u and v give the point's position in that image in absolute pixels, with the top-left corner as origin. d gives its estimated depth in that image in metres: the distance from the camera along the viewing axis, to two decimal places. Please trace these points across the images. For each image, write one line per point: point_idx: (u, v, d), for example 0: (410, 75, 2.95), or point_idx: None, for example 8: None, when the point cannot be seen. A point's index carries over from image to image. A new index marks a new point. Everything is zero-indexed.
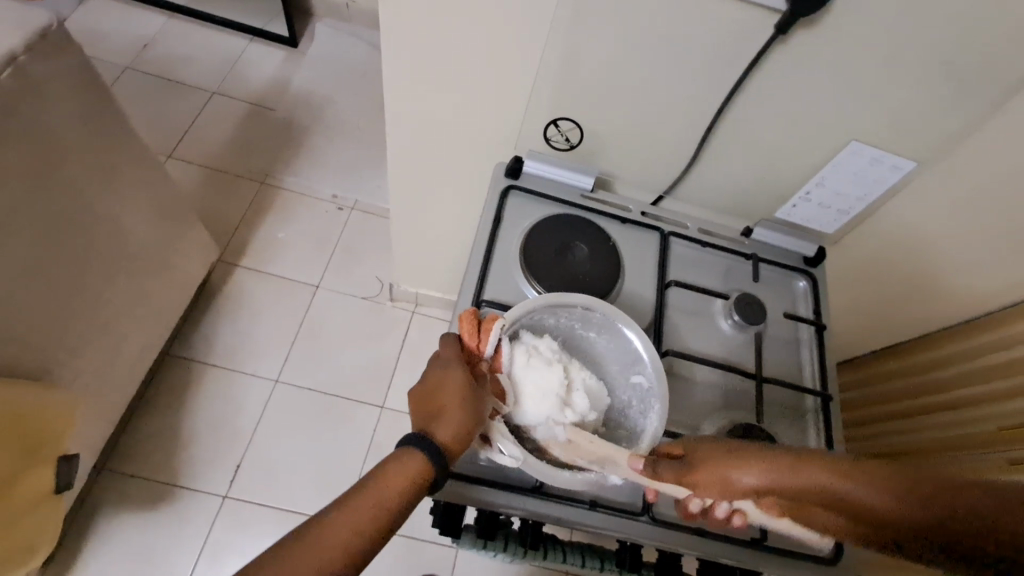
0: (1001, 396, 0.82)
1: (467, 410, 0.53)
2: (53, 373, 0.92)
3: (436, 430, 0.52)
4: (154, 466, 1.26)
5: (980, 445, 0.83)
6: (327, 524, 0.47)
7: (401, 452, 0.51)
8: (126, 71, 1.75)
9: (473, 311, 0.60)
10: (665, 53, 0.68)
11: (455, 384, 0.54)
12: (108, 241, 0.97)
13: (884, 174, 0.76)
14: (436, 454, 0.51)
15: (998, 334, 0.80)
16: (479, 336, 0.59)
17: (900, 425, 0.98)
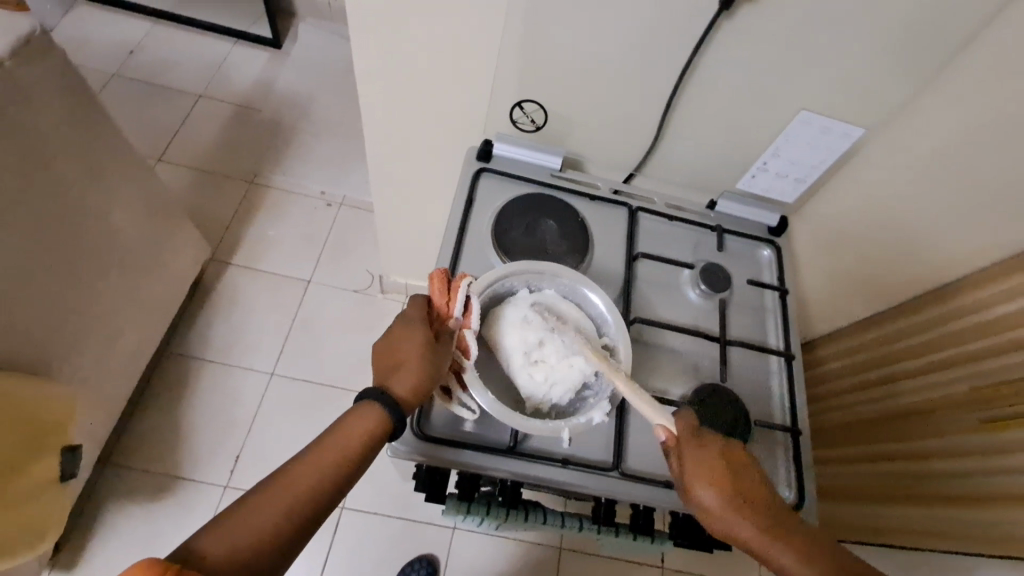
0: (973, 358, 0.85)
1: (424, 368, 0.58)
2: (52, 368, 0.96)
3: (394, 382, 0.57)
4: (155, 459, 1.30)
5: (959, 408, 0.87)
6: (288, 474, 0.52)
7: (359, 406, 0.56)
8: (113, 78, 1.78)
9: (444, 271, 0.63)
10: (618, 34, 0.71)
11: (417, 343, 0.59)
12: (98, 238, 1.00)
13: (835, 142, 0.79)
14: (392, 406, 0.56)
15: (962, 299, 0.83)
16: (447, 295, 0.63)
17: (875, 391, 1.01)
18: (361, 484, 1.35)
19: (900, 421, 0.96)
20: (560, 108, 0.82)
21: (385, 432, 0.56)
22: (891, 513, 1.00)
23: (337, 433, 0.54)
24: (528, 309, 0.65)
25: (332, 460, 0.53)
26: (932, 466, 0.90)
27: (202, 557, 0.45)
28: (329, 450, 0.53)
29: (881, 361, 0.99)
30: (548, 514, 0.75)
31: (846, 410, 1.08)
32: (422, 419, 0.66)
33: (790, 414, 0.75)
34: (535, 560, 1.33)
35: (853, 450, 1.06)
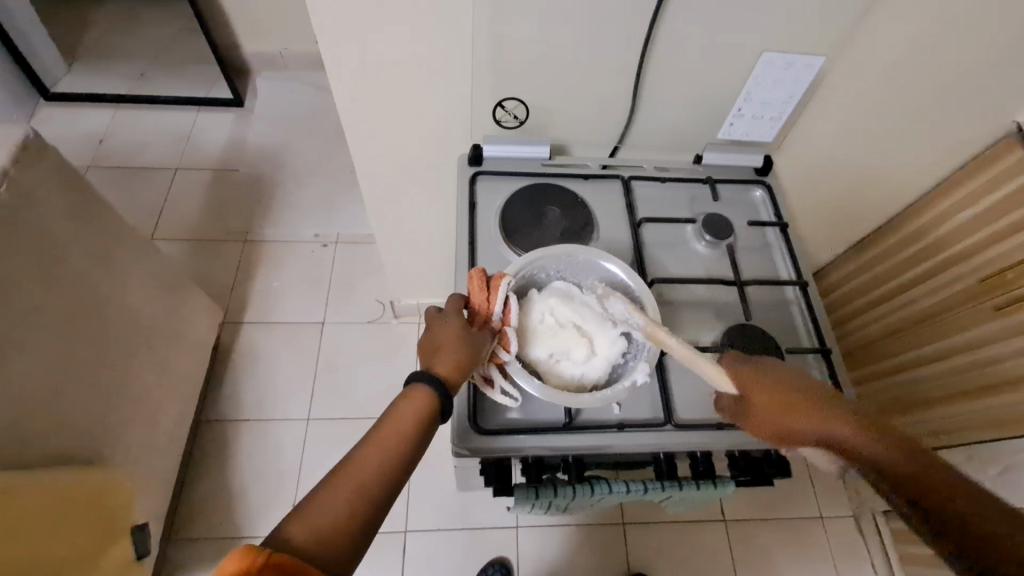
0: (975, 250, 0.88)
1: (464, 353, 0.60)
2: (106, 454, 0.98)
3: (438, 365, 0.59)
4: (216, 525, 1.32)
5: (970, 299, 0.91)
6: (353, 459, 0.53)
7: (408, 389, 0.58)
8: (89, 169, 1.80)
9: (486, 269, 0.66)
10: (579, 20, 0.75)
11: (459, 329, 0.61)
12: (121, 321, 1.02)
13: (800, 74, 0.83)
14: (437, 387, 0.58)
15: (949, 198, 0.88)
16: (488, 293, 0.64)
17: (889, 306, 1.06)
18: (418, 505, 1.37)
19: (920, 327, 1.01)
20: (538, 100, 0.85)
21: (438, 406, 0.58)
22: (929, 415, 1.04)
23: (394, 413, 0.57)
24: (550, 295, 0.68)
25: (394, 437, 0.55)
26: (962, 360, 0.94)
27: (291, 542, 0.47)
28: (388, 431, 0.55)
29: (889, 275, 1.03)
30: (612, 483, 0.74)
31: (868, 329, 1.12)
32: (478, 417, 0.69)
33: (816, 336, 0.78)
34: (603, 540, 1.36)
35: (881, 364, 1.11)
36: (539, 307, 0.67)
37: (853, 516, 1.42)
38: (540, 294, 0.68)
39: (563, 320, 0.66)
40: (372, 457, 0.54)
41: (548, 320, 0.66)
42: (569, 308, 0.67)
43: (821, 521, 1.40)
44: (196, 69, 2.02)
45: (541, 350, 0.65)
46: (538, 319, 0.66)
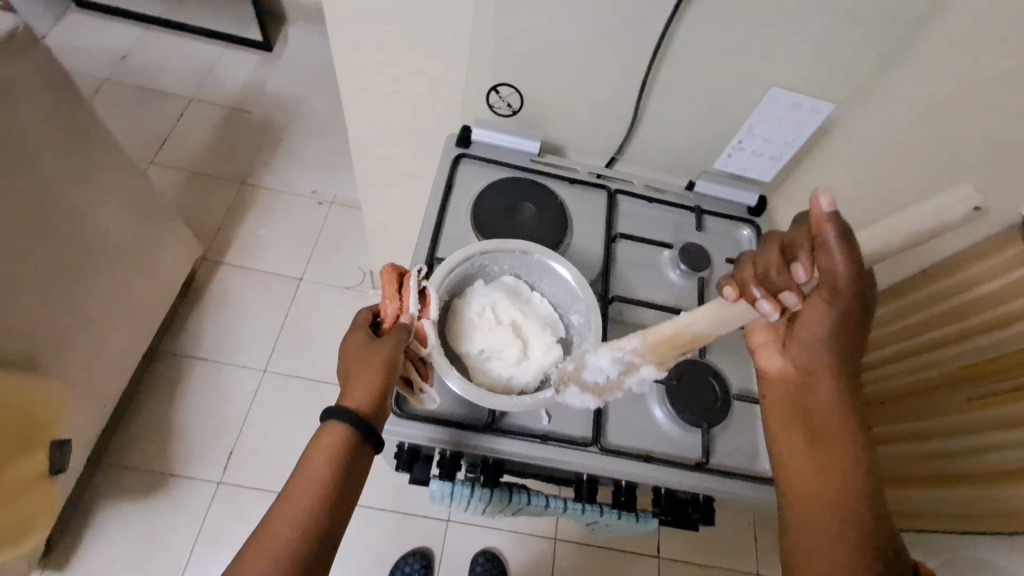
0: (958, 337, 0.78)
1: (376, 371, 0.56)
2: (44, 364, 0.97)
3: (351, 396, 0.56)
4: (148, 458, 1.31)
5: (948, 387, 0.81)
6: (295, 480, 0.54)
7: (326, 424, 0.55)
8: (104, 83, 1.79)
9: (395, 267, 0.61)
10: (587, 17, 0.72)
11: (369, 347, 0.58)
12: (85, 236, 1.01)
13: (804, 119, 0.79)
14: (350, 420, 0.55)
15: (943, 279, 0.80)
16: (400, 294, 0.60)
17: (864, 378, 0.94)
18: None
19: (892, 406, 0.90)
20: (537, 93, 0.83)
21: (354, 445, 0.55)
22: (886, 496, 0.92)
23: (300, 473, 0.54)
24: (495, 291, 0.66)
25: (303, 502, 0.53)
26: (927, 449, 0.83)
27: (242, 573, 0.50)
28: (295, 496, 0.53)
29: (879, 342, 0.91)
30: (532, 495, 0.73)
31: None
32: (402, 400, 0.67)
33: None
34: (530, 551, 1.34)
35: None
36: (481, 303, 0.65)
37: None
38: (486, 288, 0.66)
39: (503, 319, 0.64)
40: (281, 529, 0.51)
41: (487, 316, 0.64)
42: (512, 306, 0.65)
43: None
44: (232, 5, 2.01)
45: (474, 345, 0.63)
46: (478, 314, 0.64)
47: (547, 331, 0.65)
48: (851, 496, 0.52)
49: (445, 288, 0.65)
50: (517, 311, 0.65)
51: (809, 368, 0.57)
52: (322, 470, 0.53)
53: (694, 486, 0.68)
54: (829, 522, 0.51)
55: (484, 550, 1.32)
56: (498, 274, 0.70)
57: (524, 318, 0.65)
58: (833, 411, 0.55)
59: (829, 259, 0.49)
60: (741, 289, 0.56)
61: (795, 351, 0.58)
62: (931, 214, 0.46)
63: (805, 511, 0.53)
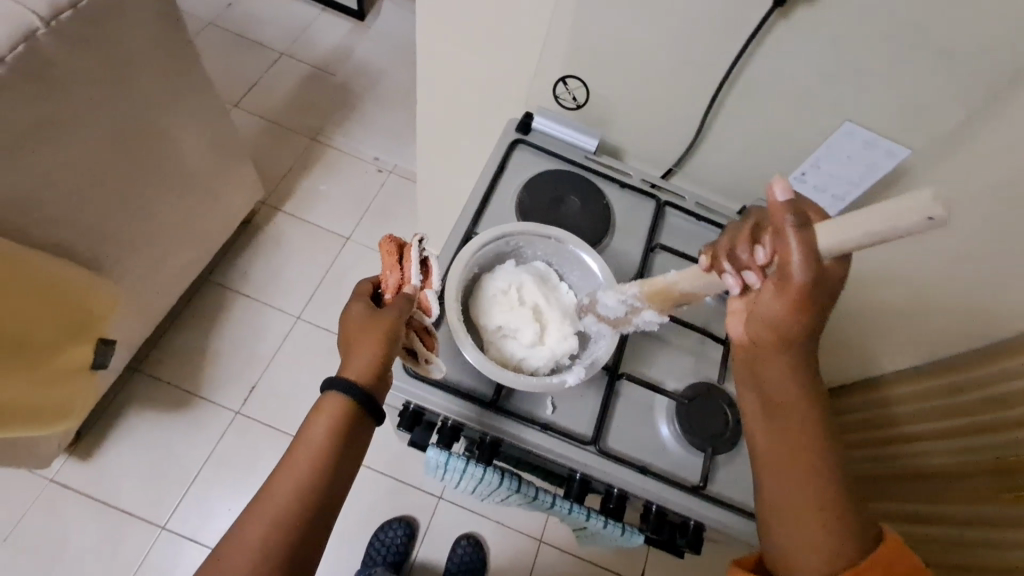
0: (1002, 425, 0.77)
1: (375, 341, 0.57)
2: (107, 267, 1.06)
3: (351, 366, 0.58)
4: (180, 375, 1.40)
5: (983, 474, 0.79)
6: (299, 446, 0.56)
7: (325, 396, 0.57)
8: (209, 26, 1.92)
9: (394, 237, 0.61)
10: (667, 21, 0.72)
11: (367, 320, 0.59)
12: (164, 158, 1.09)
13: (877, 159, 0.76)
14: (349, 390, 0.56)
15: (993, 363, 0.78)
16: (400, 266, 0.60)
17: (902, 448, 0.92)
18: None
19: (929, 482, 0.87)
20: (603, 90, 0.83)
21: (353, 415, 0.57)
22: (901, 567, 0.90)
23: (299, 444, 0.56)
24: (524, 273, 0.67)
25: (299, 472, 0.55)
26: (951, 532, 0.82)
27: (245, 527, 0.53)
28: (293, 466, 0.55)
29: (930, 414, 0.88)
30: (523, 483, 0.72)
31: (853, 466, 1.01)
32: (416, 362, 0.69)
33: None
34: (513, 547, 1.34)
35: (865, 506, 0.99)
36: (505, 282, 0.66)
37: None
38: (516, 268, 0.68)
39: (525, 301, 0.66)
40: (278, 496, 0.54)
41: (510, 295, 0.65)
42: (536, 290, 0.66)
43: None
44: None
45: (491, 320, 0.64)
46: (502, 291, 0.66)
47: (566, 321, 0.66)
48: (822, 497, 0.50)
49: (478, 260, 0.67)
50: (539, 296, 0.66)
51: (767, 356, 0.55)
52: (320, 441, 0.55)
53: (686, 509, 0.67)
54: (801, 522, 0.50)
55: (468, 534, 1.33)
56: (530, 257, 0.71)
57: (546, 304, 0.66)
58: (793, 403, 0.53)
59: (785, 247, 0.48)
60: (714, 260, 0.59)
61: (753, 330, 0.56)
62: (888, 216, 0.41)
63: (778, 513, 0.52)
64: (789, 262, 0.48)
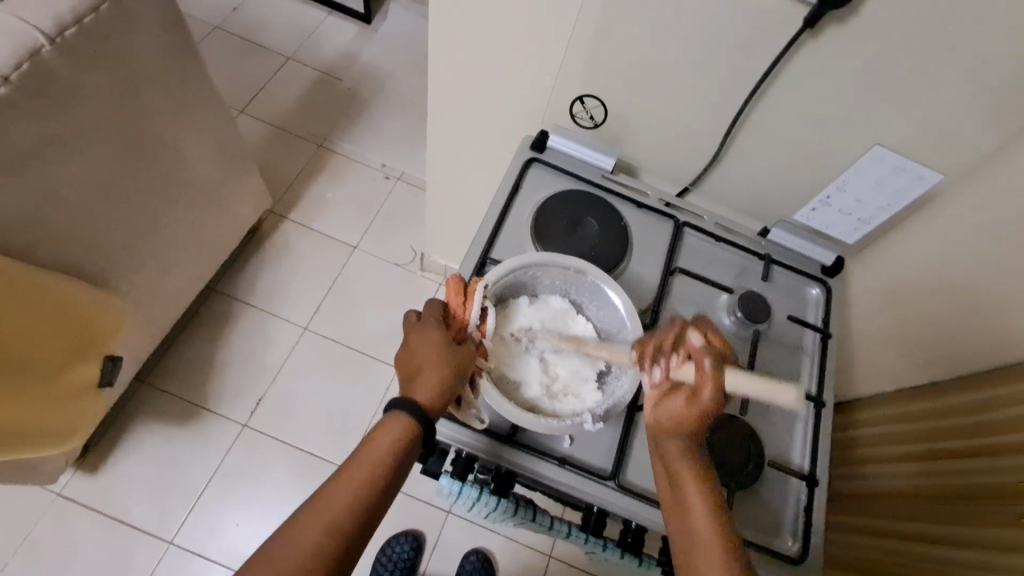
0: (988, 450, 0.75)
1: (448, 370, 0.57)
2: (113, 283, 1.04)
3: (419, 391, 0.57)
4: (187, 387, 1.38)
5: (974, 496, 0.75)
6: (369, 444, 0.55)
7: (389, 414, 0.56)
8: (215, 30, 1.90)
9: (461, 274, 0.62)
10: (690, 40, 0.69)
11: (439, 346, 0.58)
12: (170, 170, 1.07)
13: (907, 184, 0.73)
14: (417, 414, 0.56)
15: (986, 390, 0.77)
16: (464, 304, 0.61)
17: (895, 468, 0.88)
18: None
19: (912, 501, 0.84)
20: (622, 109, 0.81)
21: (415, 442, 0.56)
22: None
23: (361, 454, 0.55)
24: (540, 313, 0.67)
25: (375, 468, 0.54)
26: (924, 549, 0.79)
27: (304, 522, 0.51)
28: (354, 473, 0.54)
29: (925, 437, 0.85)
30: (538, 513, 0.75)
31: (847, 483, 0.97)
32: None
33: (807, 460, 0.71)
34: (522, 563, 1.33)
35: (840, 518, 0.96)
36: (523, 324, 0.66)
37: None
38: (531, 306, 0.67)
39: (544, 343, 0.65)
40: (349, 486, 0.53)
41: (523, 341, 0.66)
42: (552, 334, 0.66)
43: None
44: None
45: (506, 364, 0.64)
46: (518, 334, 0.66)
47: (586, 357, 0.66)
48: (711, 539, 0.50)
49: (495, 294, 0.66)
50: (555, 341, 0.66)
51: (664, 436, 0.56)
52: (391, 448, 0.55)
53: None
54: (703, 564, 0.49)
55: (477, 550, 1.32)
56: (543, 289, 0.69)
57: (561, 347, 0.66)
58: (683, 461, 0.55)
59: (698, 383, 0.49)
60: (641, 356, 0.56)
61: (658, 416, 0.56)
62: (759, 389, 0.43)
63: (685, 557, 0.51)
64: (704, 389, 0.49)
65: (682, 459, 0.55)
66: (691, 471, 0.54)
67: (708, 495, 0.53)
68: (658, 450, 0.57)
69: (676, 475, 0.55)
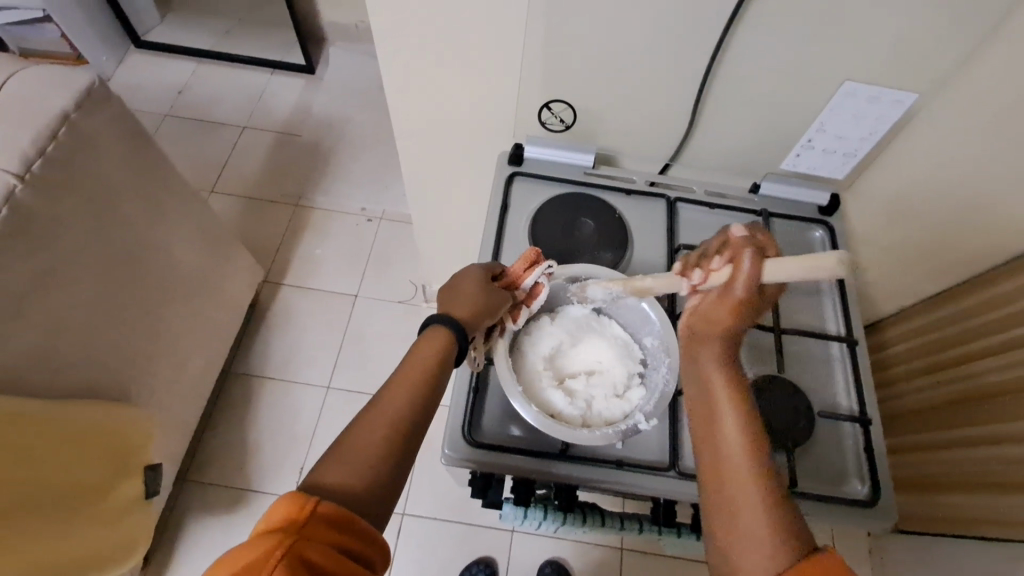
0: (1015, 343, 0.78)
1: (481, 309, 0.62)
2: (133, 395, 1.04)
3: (455, 307, 0.62)
4: (227, 474, 1.38)
5: (1013, 390, 0.78)
6: (415, 352, 0.60)
7: (429, 327, 0.61)
8: (165, 118, 1.90)
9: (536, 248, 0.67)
10: (640, 26, 0.70)
11: (482, 281, 0.63)
12: (161, 270, 1.07)
13: (884, 111, 0.74)
14: (446, 333, 0.60)
15: (991, 288, 0.79)
16: (525, 269, 0.65)
17: (951, 373, 0.89)
18: (418, 491, 1.38)
19: (975, 405, 0.84)
20: (589, 105, 0.81)
21: (449, 358, 0.60)
22: (958, 500, 0.90)
23: (409, 361, 0.59)
24: (564, 328, 0.68)
25: (422, 371, 0.58)
26: (987, 451, 0.82)
27: (367, 425, 0.55)
28: (406, 378, 0.58)
29: (961, 338, 0.86)
30: (607, 516, 0.75)
31: (912, 397, 0.97)
32: (475, 427, 0.67)
33: (855, 402, 0.72)
34: (597, 562, 1.33)
35: (907, 438, 0.99)
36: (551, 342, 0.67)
37: None
38: (556, 324, 0.68)
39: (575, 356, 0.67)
40: (402, 389, 0.57)
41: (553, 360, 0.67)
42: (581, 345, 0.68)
43: None
44: (276, 33, 2.07)
45: (545, 383, 0.64)
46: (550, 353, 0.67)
47: (618, 360, 0.67)
48: (734, 440, 0.50)
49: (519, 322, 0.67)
50: (585, 353, 0.68)
51: (701, 340, 0.57)
52: (432, 356, 0.59)
53: None
54: (722, 461, 0.50)
55: (550, 560, 1.32)
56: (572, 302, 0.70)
57: (593, 356, 0.67)
58: (715, 362, 0.55)
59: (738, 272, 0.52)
60: (683, 269, 0.59)
61: (694, 321, 0.57)
62: (804, 267, 0.47)
63: (718, 480, 0.50)
64: (737, 280, 0.52)
65: (714, 361, 0.55)
66: (727, 390, 0.53)
67: (743, 419, 0.51)
68: (694, 365, 0.57)
69: (707, 375, 0.55)
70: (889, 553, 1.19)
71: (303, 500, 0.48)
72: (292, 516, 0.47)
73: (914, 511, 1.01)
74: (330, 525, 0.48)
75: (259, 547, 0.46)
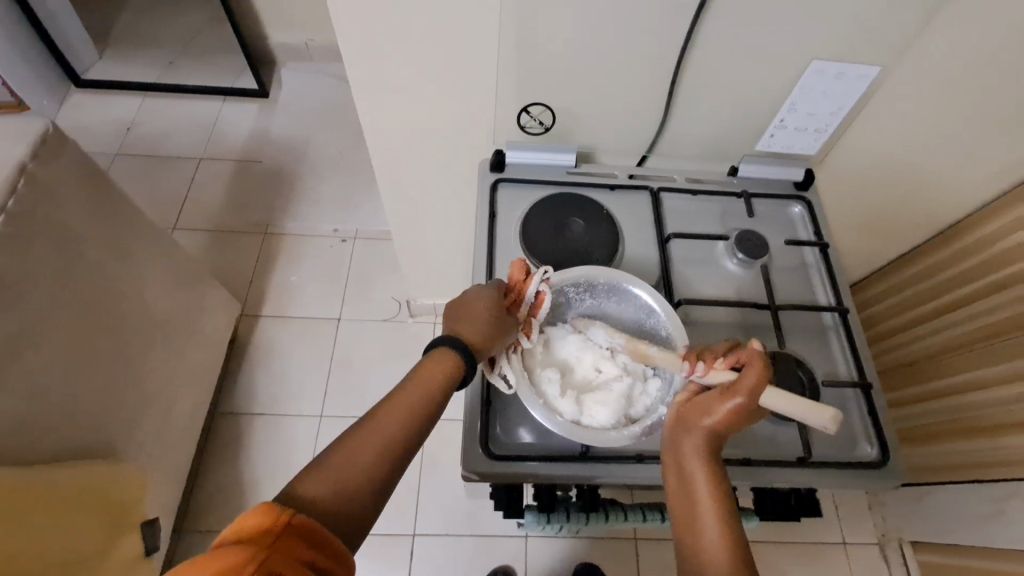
0: (995, 289, 0.82)
1: (487, 325, 0.62)
2: (121, 450, 0.99)
3: (459, 327, 0.62)
4: (226, 520, 1.32)
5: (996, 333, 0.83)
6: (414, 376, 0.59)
7: (436, 351, 0.61)
8: (116, 157, 1.82)
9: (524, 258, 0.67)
10: (611, 24, 0.71)
11: (486, 299, 0.63)
12: (137, 316, 1.01)
13: (850, 86, 0.77)
14: (456, 350, 0.60)
15: (965, 238, 0.82)
16: (524, 278, 0.65)
17: (935, 325, 0.93)
18: (427, 509, 1.36)
19: (965, 351, 0.89)
20: (566, 105, 0.82)
21: (456, 379, 0.60)
22: (956, 447, 0.94)
23: (410, 383, 0.59)
24: (574, 335, 0.69)
25: (419, 397, 0.58)
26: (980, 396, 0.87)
27: (356, 443, 0.54)
28: (402, 400, 0.57)
29: (944, 289, 0.90)
30: (629, 510, 0.74)
31: (899, 353, 1.02)
32: (491, 440, 0.66)
33: (854, 367, 0.74)
34: (613, 556, 1.33)
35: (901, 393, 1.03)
36: (563, 352, 0.68)
37: (878, 544, 1.28)
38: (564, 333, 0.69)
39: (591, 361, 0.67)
40: (398, 412, 0.57)
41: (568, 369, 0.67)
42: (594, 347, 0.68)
43: (843, 549, 1.28)
44: (224, 59, 2.01)
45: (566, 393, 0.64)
46: (564, 362, 0.67)
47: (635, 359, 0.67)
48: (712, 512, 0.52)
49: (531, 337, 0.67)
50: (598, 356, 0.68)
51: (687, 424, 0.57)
52: (434, 379, 0.59)
53: (800, 482, 0.66)
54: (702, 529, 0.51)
55: (566, 561, 1.32)
56: (580, 313, 0.72)
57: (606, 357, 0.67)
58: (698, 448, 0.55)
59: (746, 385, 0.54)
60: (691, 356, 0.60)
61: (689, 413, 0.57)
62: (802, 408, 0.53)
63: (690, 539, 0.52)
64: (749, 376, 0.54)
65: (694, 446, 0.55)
66: (704, 475, 0.54)
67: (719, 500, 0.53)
68: (672, 442, 0.57)
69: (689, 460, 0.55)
70: (888, 508, 1.24)
71: (279, 509, 0.46)
72: (264, 526, 0.45)
73: (913, 464, 1.05)
74: (301, 538, 0.45)
75: (222, 562, 0.43)
